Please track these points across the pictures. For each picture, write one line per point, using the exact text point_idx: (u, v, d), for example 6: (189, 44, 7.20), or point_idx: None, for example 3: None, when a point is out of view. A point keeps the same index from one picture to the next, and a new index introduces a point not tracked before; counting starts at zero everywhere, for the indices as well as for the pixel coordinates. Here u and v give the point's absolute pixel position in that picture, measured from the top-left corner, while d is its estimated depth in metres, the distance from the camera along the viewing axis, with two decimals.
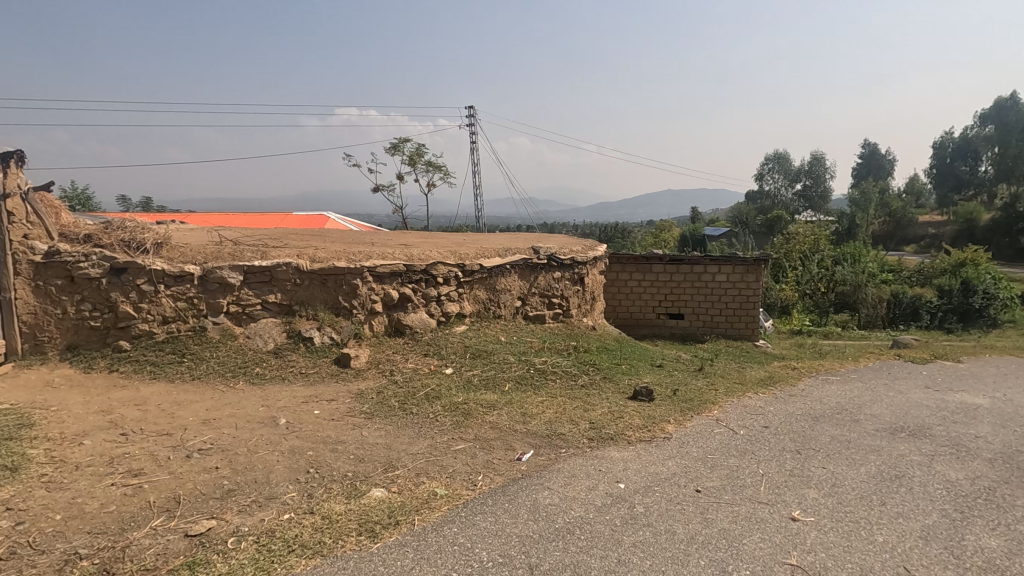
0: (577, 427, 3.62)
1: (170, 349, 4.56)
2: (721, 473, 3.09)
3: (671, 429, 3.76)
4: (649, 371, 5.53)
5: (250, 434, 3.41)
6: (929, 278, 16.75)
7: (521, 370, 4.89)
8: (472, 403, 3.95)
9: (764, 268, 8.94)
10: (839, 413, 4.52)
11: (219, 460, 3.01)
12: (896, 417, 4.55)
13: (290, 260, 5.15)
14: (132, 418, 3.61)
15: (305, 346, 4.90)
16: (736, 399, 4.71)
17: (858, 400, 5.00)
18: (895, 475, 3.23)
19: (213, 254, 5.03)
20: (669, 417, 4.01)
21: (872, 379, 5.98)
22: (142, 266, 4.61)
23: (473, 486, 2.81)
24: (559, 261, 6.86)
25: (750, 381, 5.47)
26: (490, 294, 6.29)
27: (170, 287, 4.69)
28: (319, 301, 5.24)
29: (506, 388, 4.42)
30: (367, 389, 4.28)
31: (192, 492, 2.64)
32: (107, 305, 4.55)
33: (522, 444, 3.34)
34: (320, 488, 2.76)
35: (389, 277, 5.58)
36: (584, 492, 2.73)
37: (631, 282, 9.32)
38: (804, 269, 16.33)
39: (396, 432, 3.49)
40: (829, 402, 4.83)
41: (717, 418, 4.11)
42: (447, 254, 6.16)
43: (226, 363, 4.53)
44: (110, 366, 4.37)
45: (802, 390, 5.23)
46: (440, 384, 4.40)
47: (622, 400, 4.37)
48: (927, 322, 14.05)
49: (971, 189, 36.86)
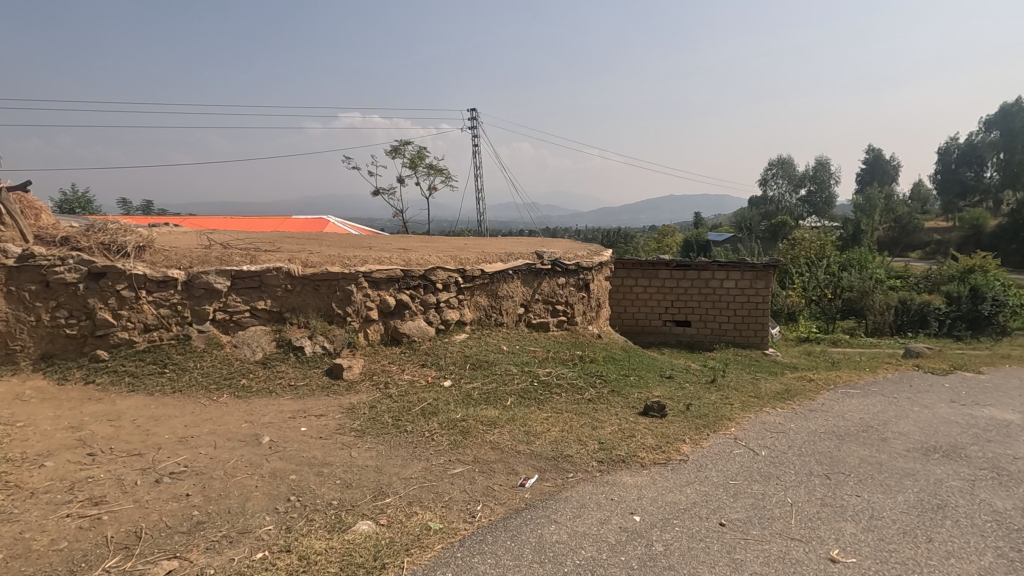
0: (586, 447, 3.33)
1: (151, 359, 4.30)
2: (746, 502, 2.79)
3: (687, 450, 3.46)
4: (659, 383, 5.22)
5: (229, 454, 3.14)
6: (937, 284, 16.44)
7: (524, 383, 4.59)
8: (472, 420, 3.66)
9: (774, 274, 8.64)
10: (864, 431, 4.20)
11: (191, 486, 2.73)
12: (926, 436, 4.23)
13: (282, 264, 4.87)
14: (103, 436, 3.33)
15: (295, 356, 4.62)
16: (753, 415, 4.40)
17: (883, 416, 4.69)
18: (937, 506, 2.92)
19: (199, 258, 4.76)
20: (684, 437, 3.70)
21: (894, 392, 5.65)
22: (122, 271, 4.34)
23: (471, 519, 2.51)
24: (563, 266, 6.57)
25: (765, 394, 5.17)
26: (492, 301, 6.02)
27: (152, 293, 4.43)
28: (311, 308, 4.97)
29: (508, 403, 4.13)
30: (360, 403, 3.99)
31: (157, 525, 2.36)
32: (85, 312, 4.29)
33: (526, 468, 3.05)
34: (300, 520, 2.47)
35: (386, 283, 5.31)
36: (595, 527, 2.44)
37: (637, 288, 9.04)
38: (811, 275, 16.00)
39: (388, 452, 3.20)
40: (853, 418, 4.53)
41: (735, 437, 3.82)
42: (447, 259, 5.88)
43: (210, 375, 4.26)
44: (85, 377, 4.09)
45: (822, 405, 4.91)
46: (438, 398, 4.11)
47: (632, 416, 4.09)
48: (936, 330, 13.68)
49: (976, 196, 36.45)
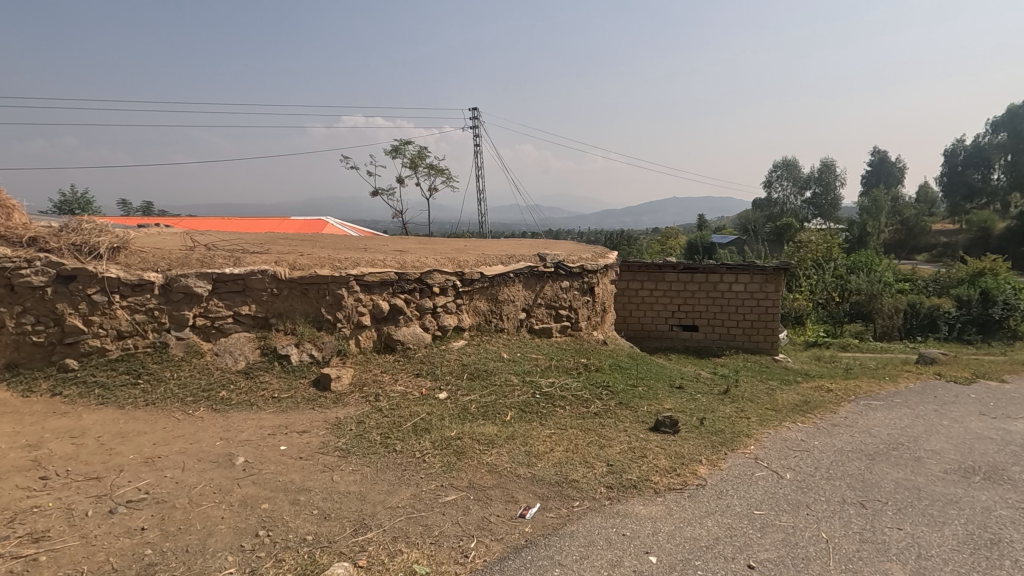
0: (593, 471, 3.01)
1: (124, 368, 4.00)
2: (775, 537, 2.47)
3: (705, 473, 3.13)
4: (669, 394, 4.90)
5: (197, 478, 2.83)
6: (947, 287, 16.09)
7: (525, 395, 4.27)
8: (467, 439, 3.34)
9: (784, 278, 8.31)
10: (894, 449, 3.86)
11: (147, 518, 2.42)
12: (961, 454, 3.90)
13: (267, 267, 4.58)
14: (61, 456, 3.03)
15: (280, 365, 4.32)
16: (773, 431, 4.06)
17: (912, 432, 4.35)
18: (989, 541, 2.59)
19: (178, 260, 4.46)
20: (699, 456, 3.38)
21: (919, 405, 5.30)
22: (94, 274, 4.04)
23: (463, 560, 2.21)
24: (567, 269, 6.25)
25: (783, 406, 4.84)
26: (492, 305, 5.72)
27: (127, 297, 4.14)
28: (299, 314, 4.67)
29: (508, 418, 3.81)
30: (347, 418, 3.68)
31: (100, 568, 2.06)
32: (53, 318, 4.00)
33: (526, 495, 2.74)
34: (267, 561, 2.16)
35: (379, 287, 5.00)
36: (605, 571, 2.13)
37: (643, 291, 8.70)
38: (818, 279, 15.64)
39: (374, 476, 2.89)
40: (881, 434, 4.19)
41: (756, 456, 3.49)
42: (444, 260, 5.57)
43: (187, 386, 3.96)
44: (52, 389, 3.80)
45: (844, 419, 4.56)
46: (432, 413, 3.79)
47: (642, 432, 3.76)
48: (945, 334, 13.31)
49: (983, 197, 35.94)
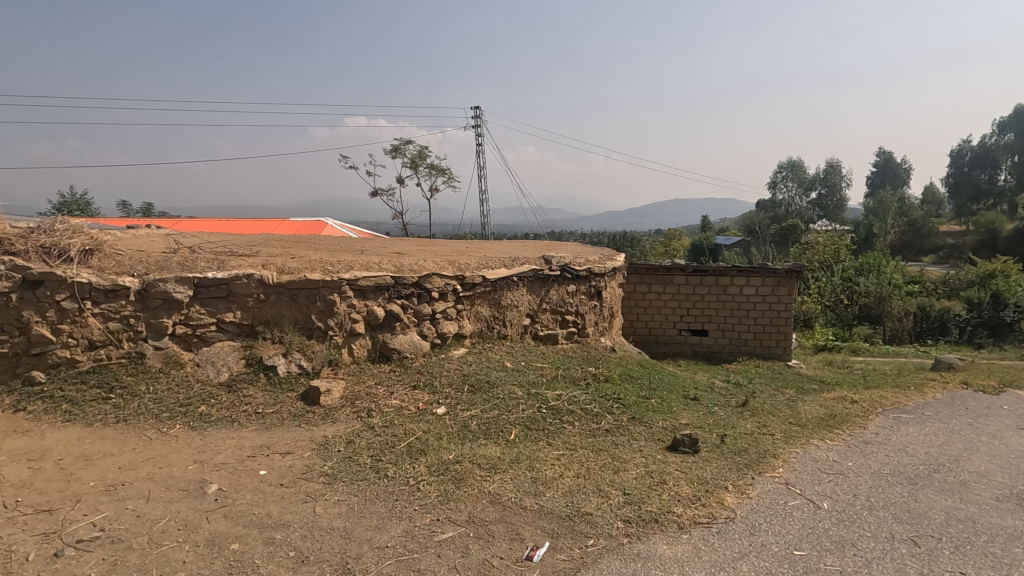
0: (609, 501, 2.68)
1: (95, 382, 3.69)
2: None
3: (733, 503, 2.80)
4: (684, 407, 4.56)
5: (161, 511, 2.51)
6: (957, 289, 15.69)
7: (530, 410, 3.94)
8: (467, 463, 3.00)
9: (798, 281, 7.97)
10: (937, 472, 3.51)
11: (97, 564, 2.11)
12: (1010, 477, 3.55)
13: (253, 271, 4.26)
14: (13, 483, 2.71)
15: (266, 377, 4.00)
16: (801, 450, 3.72)
17: (950, 451, 4.01)
18: None
19: (158, 263, 4.15)
20: (724, 482, 3.04)
21: (951, 418, 4.95)
22: (63, 279, 3.74)
23: None
24: (573, 272, 5.91)
25: (808, 420, 4.50)
26: (494, 311, 5.39)
27: (99, 303, 3.83)
28: (287, 321, 4.35)
29: (512, 437, 3.47)
30: (336, 438, 3.35)
31: None
32: (19, 327, 3.70)
33: (534, 532, 2.41)
34: None
35: (374, 292, 4.67)
36: None
37: (651, 295, 8.36)
38: (826, 281, 15.21)
39: (362, 508, 2.57)
40: (918, 454, 3.85)
41: (787, 481, 3.15)
42: (444, 263, 5.24)
43: (163, 401, 3.64)
44: (15, 404, 3.50)
45: (876, 436, 4.21)
46: (429, 431, 3.46)
47: (659, 453, 3.42)
48: (957, 338, 12.89)
49: (989, 199, 35.35)
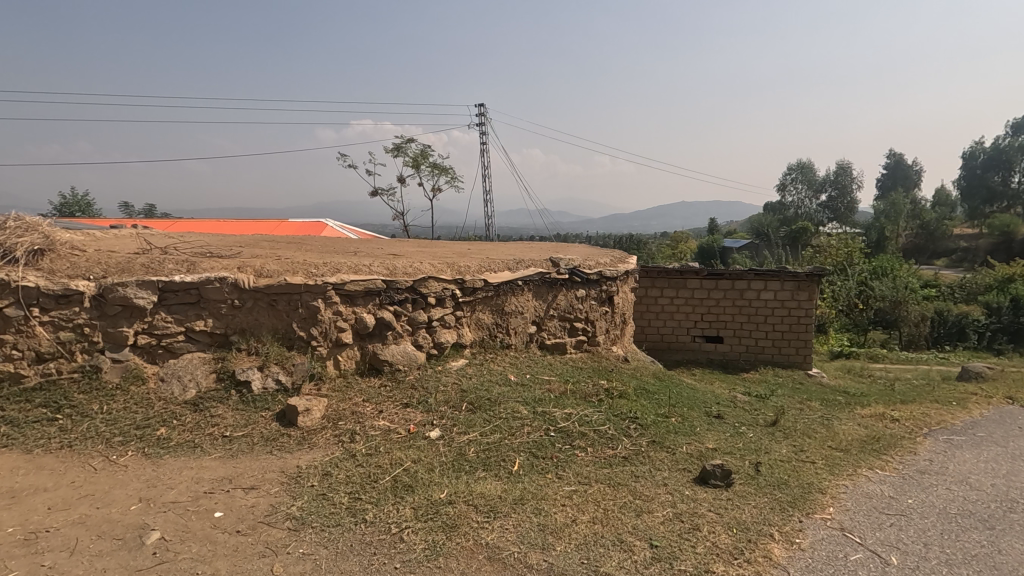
0: (635, 559, 2.18)
1: (41, 401, 3.27)
2: None
3: (783, 556, 2.32)
4: (708, 428, 4.07)
5: (83, 569, 2.04)
6: (976, 293, 15.10)
7: (536, 433, 3.45)
8: (463, 504, 2.52)
9: (820, 285, 7.43)
10: (1013, 513, 2.99)
11: None
12: None
13: (227, 274, 3.81)
14: None
15: (239, 395, 3.54)
16: (849, 482, 3.22)
17: (1019, 483, 3.47)
18: None
19: (119, 265, 3.71)
20: (768, 528, 2.54)
21: (1006, 440, 4.42)
22: (7, 283, 3.33)
23: None
24: (582, 275, 5.42)
25: (848, 443, 3.99)
26: (496, 318, 4.91)
27: (49, 311, 3.42)
28: (266, 330, 3.88)
29: (516, 468, 2.99)
30: (311, 469, 2.87)
31: None
32: None
33: None
34: None
35: (363, 298, 4.19)
36: None
37: (664, 300, 7.86)
38: (840, 284, 14.58)
39: (331, 568, 2.09)
40: (984, 488, 3.32)
41: (842, 526, 2.65)
42: (442, 267, 4.76)
43: (115, 423, 3.19)
44: None
45: (930, 464, 3.69)
46: (419, 461, 2.97)
47: (687, 487, 2.93)
48: (976, 343, 12.23)
49: (1001, 201, 34.49)
